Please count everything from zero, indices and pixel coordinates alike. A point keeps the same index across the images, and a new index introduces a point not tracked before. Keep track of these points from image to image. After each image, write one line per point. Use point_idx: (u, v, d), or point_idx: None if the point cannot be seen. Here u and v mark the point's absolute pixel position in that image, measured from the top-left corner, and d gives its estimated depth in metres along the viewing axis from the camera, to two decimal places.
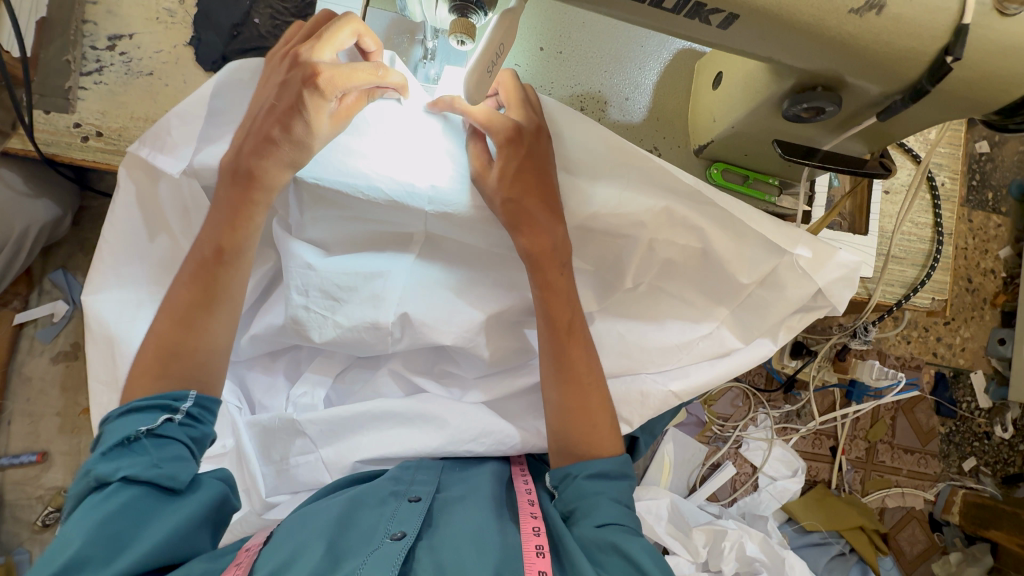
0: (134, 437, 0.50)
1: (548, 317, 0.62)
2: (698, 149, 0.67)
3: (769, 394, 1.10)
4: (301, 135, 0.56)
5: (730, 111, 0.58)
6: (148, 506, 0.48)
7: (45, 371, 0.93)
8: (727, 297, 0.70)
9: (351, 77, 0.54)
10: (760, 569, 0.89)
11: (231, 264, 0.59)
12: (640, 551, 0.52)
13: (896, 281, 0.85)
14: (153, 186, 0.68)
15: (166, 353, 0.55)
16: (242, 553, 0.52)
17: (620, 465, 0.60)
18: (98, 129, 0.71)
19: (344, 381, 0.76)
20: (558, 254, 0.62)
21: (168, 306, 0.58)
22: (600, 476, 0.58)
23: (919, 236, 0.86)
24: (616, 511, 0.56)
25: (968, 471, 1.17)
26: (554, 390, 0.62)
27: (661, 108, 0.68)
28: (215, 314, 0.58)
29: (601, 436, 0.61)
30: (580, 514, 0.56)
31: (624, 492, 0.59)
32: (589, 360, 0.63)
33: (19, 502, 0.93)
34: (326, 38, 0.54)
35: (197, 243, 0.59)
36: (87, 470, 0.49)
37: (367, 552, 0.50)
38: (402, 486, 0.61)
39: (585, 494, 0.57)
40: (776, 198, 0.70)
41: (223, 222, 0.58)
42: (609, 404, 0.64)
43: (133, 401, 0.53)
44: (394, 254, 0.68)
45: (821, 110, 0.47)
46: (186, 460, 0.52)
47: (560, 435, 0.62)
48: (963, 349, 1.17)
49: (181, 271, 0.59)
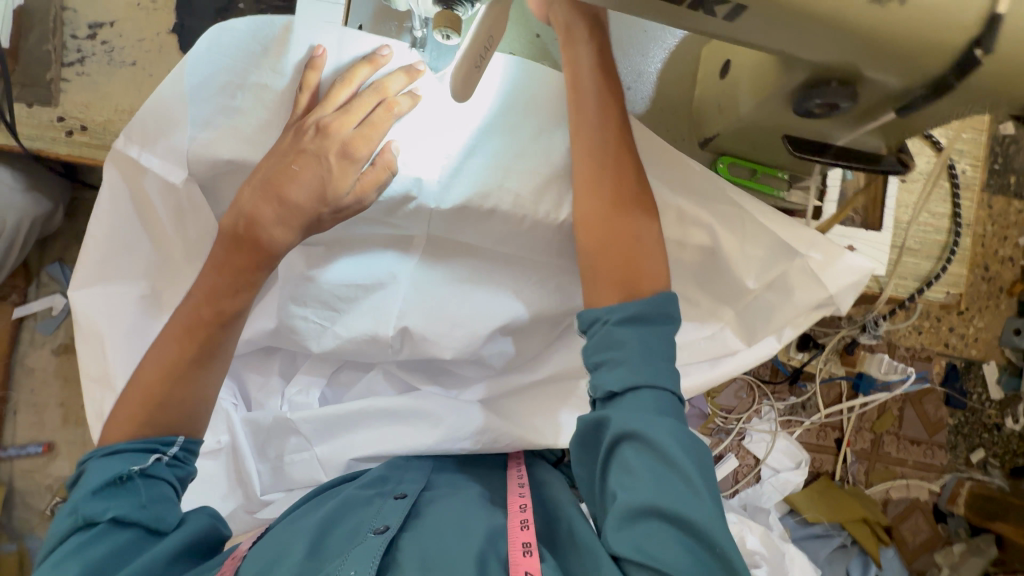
0: (125, 476, 0.52)
1: (595, 172, 0.57)
2: (703, 141, 0.64)
3: (774, 385, 1.08)
4: (317, 179, 0.57)
5: (738, 103, 0.54)
6: (135, 545, 0.51)
7: (47, 363, 0.94)
8: (731, 295, 0.67)
9: (372, 143, 0.58)
10: (759, 562, 0.91)
11: (229, 328, 0.60)
12: (664, 432, 0.43)
13: (909, 274, 0.82)
14: (139, 178, 0.66)
15: (154, 405, 0.56)
16: (230, 561, 0.53)
17: (659, 305, 0.49)
18: (82, 122, 0.69)
19: (339, 380, 0.76)
20: (607, 119, 0.57)
21: (160, 356, 0.58)
22: (634, 321, 0.48)
23: (936, 227, 0.83)
24: (651, 370, 0.46)
25: (976, 463, 1.15)
26: (597, 240, 0.56)
27: (665, 98, 0.66)
28: (210, 368, 0.60)
29: (649, 276, 0.52)
30: (609, 366, 0.47)
31: (663, 338, 0.49)
32: (642, 218, 0.55)
33: (29, 490, 0.95)
34: (353, 109, 0.58)
35: (193, 303, 0.59)
36: (74, 509, 0.51)
37: (349, 547, 0.50)
38: (387, 487, 0.61)
39: (615, 341, 0.48)
40: (785, 192, 0.66)
41: (224, 287, 0.59)
42: (665, 257, 0.54)
43: (118, 442, 0.56)
44: (396, 257, 0.67)
45: (835, 106, 0.44)
46: (172, 502, 0.55)
47: (598, 265, 0.55)
48: (976, 339, 1.14)
49: (172, 324, 0.60)
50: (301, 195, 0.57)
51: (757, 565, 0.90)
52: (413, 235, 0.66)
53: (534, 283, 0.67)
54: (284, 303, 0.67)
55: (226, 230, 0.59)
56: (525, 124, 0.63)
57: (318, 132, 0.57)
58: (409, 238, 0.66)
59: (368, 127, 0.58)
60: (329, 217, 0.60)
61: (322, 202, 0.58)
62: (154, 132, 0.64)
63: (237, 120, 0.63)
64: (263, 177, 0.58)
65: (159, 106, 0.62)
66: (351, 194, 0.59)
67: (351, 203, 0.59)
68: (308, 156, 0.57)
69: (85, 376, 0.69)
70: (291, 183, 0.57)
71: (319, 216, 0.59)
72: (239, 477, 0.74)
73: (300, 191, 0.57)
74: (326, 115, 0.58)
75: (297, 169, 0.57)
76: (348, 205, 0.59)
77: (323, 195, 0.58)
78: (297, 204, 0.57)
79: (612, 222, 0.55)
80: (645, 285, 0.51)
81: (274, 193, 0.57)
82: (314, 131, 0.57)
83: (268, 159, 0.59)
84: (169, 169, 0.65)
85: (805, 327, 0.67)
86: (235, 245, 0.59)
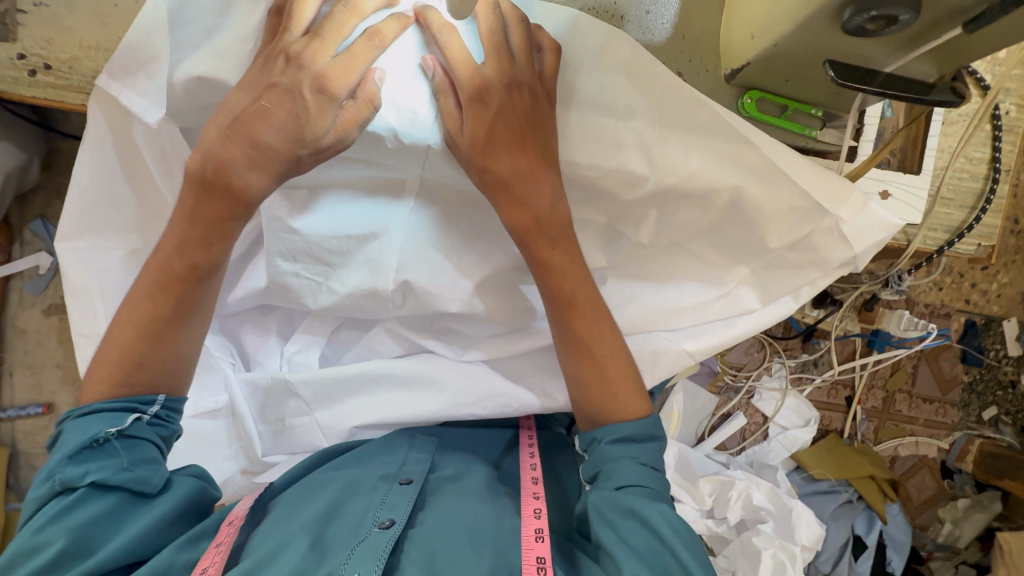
0: (102, 438, 0.51)
1: (546, 291, 0.58)
2: (728, 74, 0.59)
3: (786, 342, 1.05)
4: (292, 126, 0.51)
5: (773, 25, 0.48)
6: (120, 509, 0.50)
7: (40, 324, 0.93)
8: (750, 253, 0.63)
9: (351, 75, 0.51)
10: (765, 517, 0.92)
11: (204, 282, 0.56)
12: (660, 519, 0.49)
13: (940, 225, 0.77)
14: (126, 119, 0.62)
15: (132, 363, 0.54)
16: (225, 528, 0.54)
17: (648, 427, 0.57)
18: (45, 61, 0.63)
19: (339, 339, 0.73)
20: (546, 229, 0.56)
21: (131, 313, 0.55)
22: (625, 440, 0.56)
23: (973, 173, 0.77)
24: (644, 474, 0.53)
25: (987, 420, 1.13)
26: (571, 361, 0.59)
27: (689, 25, 0.60)
28: (188, 326, 0.56)
29: (620, 400, 0.58)
30: (605, 476, 0.54)
31: (652, 454, 0.56)
32: (605, 331, 0.58)
33: (32, 451, 0.96)
34: (326, 34, 0.50)
35: (165, 254, 0.55)
36: (52, 473, 0.50)
37: (352, 543, 0.50)
38: (393, 469, 0.60)
39: (609, 457, 0.55)
40: (818, 131, 0.60)
41: (194, 238, 0.54)
42: (635, 367, 0.60)
43: (96, 402, 0.54)
44: (386, 205, 0.61)
45: (892, 20, 0.39)
46: (158, 463, 0.53)
47: (583, 405, 0.59)
48: (999, 295, 1.08)
49: (143, 280, 0.56)
50: (273, 136, 0.51)
51: (763, 520, 0.91)
52: (403, 178, 0.60)
53: None
54: (273, 258, 0.63)
55: (192, 175, 0.53)
56: (466, 226, 0.62)
57: (289, 64, 0.51)
58: (399, 181, 0.60)
59: (349, 58, 0.51)
60: (310, 158, 0.53)
61: (300, 143, 0.52)
62: (132, 66, 0.58)
63: (217, 43, 0.56)
64: (231, 114, 0.52)
65: (133, 40, 0.56)
66: (331, 133, 0.52)
67: (332, 143, 0.53)
68: (280, 92, 0.51)
69: (75, 334, 0.66)
70: (264, 123, 0.51)
71: (297, 158, 0.53)
72: (238, 438, 0.73)
73: (272, 133, 0.51)
74: (294, 40, 0.51)
75: (269, 107, 0.51)
76: (328, 146, 0.53)
77: (300, 135, 0.52)
78: (270, 145, 0.51)
79: (578, 341, 0.58)
80: (620, 406, 0.58)
81: (244, 134, 0.51)
82: (285, 63, 0.51)
83: (234, 93, 0.52)
84: (145, 108, 0.59)
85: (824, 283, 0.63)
86: (206, 193, 0.53)
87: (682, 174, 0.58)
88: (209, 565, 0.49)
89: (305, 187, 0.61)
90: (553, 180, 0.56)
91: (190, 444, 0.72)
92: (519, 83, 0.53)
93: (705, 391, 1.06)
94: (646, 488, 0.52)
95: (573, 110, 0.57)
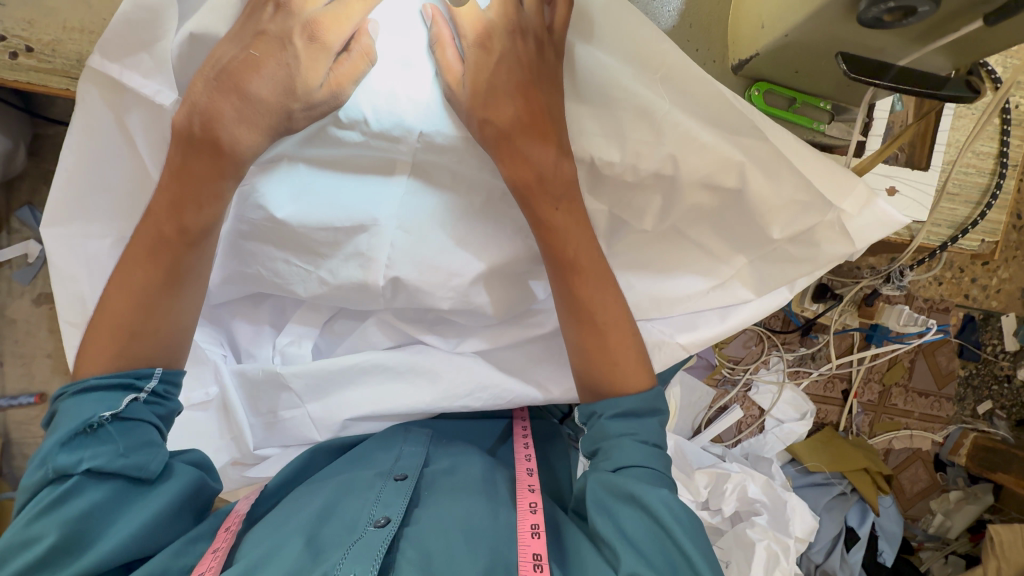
0: (96, 423, 0.49)
1: (547, 253, 0.57)
2: (737, 64, 0.56)
3: (785, 336, 1.04)
4: (284, 78, 0.50)
5: (784, 15, 0.46)
6: (118, 496, 0.50)
7: (31, 313, 0.91)
8: (751, 244, 0.62)
9: (345, 23, 0.50)
10: (759, 509, 0.93)
11: (196, 244, 0.55)
12: (659, 504, 0.49)
13: (944, 220, 0.76)
14: (117, 101, 0.60)
15: (127, 333, 0.53)
16: (221, 533, 0.54)
17: (648, 400, 0.56)
18: (27, 43, 0.61)
19: (332, 330, 0.72)
20: (549, 188, 0.55)
21: (121, 284, 0.54)
22: (627, 416, 0.55)
23: (979, 168, 0.76)
24: (644, 454, 0.53)
25: (981, 415, 1.13)
26: (571, 326, 0.58)
27: (696, 11, 0.59)
28: (180, 293, 0.55)
29: (620, 369, 0.57)
30: (604, 454, 0.54)
31: (654, 431, 0.55)
32: (608, 299, 0.57)
33: (28, 439, 0.96)
34: None
35: (155, 217, 0.54)
36: (44, 460, 0.48)
37: (349, 542, 0.49)
38: (388, 465, 0.60)
39: (608, 436, 0.54)
40: (826, 125, 0.59)
41: (173, 198, 0.53)
42: (638, 337, 0.59)
43: (90, 376, 0.52)
44: (375, 185, 0.58)
45: (911, 11, 0.37)
46: (156, 447, 0.52)
47: (582, 373, 0.58)
48: (998, 291, 1.06)
49: (134, 244, 0.54)
50: (263, 88, 0.50)
51: (757, 512, 0.92)
52: (395, 158, 0.57)
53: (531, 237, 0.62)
54: (266, 249, 0.62)
55: (179, 132, 0.52)
56: (465, 203, 0.60)
57: (278, 10, 0.50)
58: (391, 161, 0.57)
59: (343, 6, 0.50)
60: (301, 114, 0.52)
61: (290, 96, 0.51)
62: (133, 44, 0.56)
63: (205, 16, 0.53)
64: (218, 65, 0.51)
65: (129, 14, 0.55)
66: (324, 87, 0.51)
67: (324, 100, 0.51)
68: (269, 39, 0.50)
69: (63, 323, 0.65)
70: (254, 73, 0.50)
71: (289, 112, 0.52)
72: (231, 429, 0.72)
73: (263, 84, 0.50)
74: None
75: (258, 56, 0.50)
76: (320, 101, 0.51)
77: (292, 88, 0.51)
78: (260, 97, 0.50)
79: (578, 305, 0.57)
80: (620, 376, 0.56)
81: (233, 84, 0.50)
82: (274, 10, 0.50)
83: (223, 45, 0.51)
84: (156, 90, 0.57)
85: (821, 273, 0.62)
86: (193, 147, 0.52)
87: (685, 163, 0.57)
88: (205, 569, 0.49)
89: (287, 164, 0.58)
90: (558, 133, 0.55)
91: (182, 435, 0.71)
92: (524, 29, 0.52)
93: (703, 385, 1.06)
94: (646, 471, 0.52)
95: (575, 86, 0.56)
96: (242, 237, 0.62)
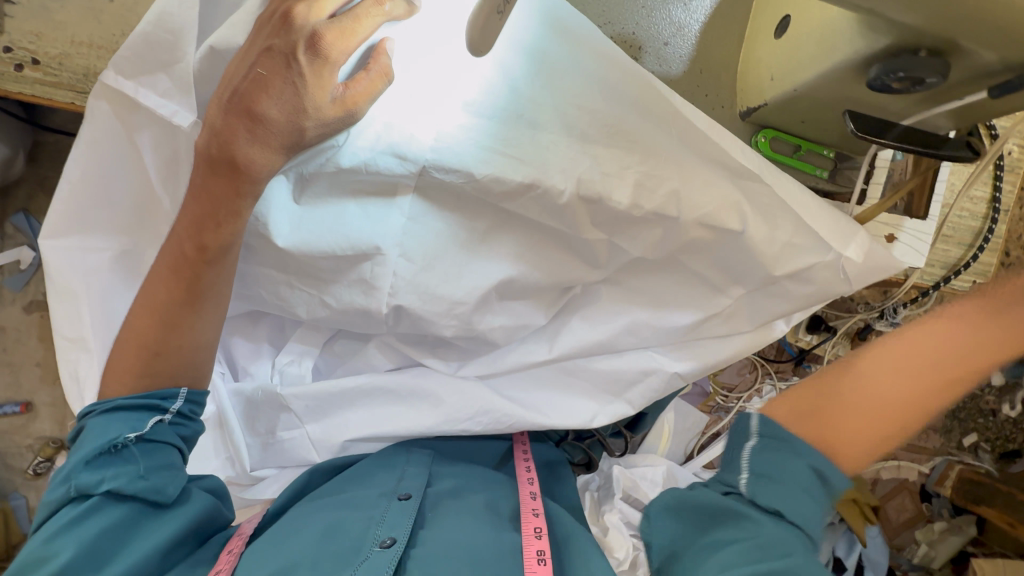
0: (121, 443, 0.49)
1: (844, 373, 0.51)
2: (745, 111, 0.59)
3: (778, 365, 1.04)
4: (292, 100, 0.49)
5: (796, 70, 0.48)
6: (132, 519, 0.48)
7: (20, 321, 0.90)
8: (754, 282, 0.62)
9: (351, 39, 0.48)
10: None
11: (214, 262, 0.54)
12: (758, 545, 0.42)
13: (937, 261, 0.80)
14: (128, 118, 0.59)
15: (150, 352, 0.53)
16: (224, 555, 0.52)
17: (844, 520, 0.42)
18: (33, 56, 0.60)
19: (332, 351, 0.71)
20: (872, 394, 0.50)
21: (148, 299, 0.54)
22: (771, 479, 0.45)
23: (973, 212, 0.80)
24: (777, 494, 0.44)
25: (966, 446, 1.12)
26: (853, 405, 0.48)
27: (707, 57, 0.61)
28: (201, 311, 0.54)
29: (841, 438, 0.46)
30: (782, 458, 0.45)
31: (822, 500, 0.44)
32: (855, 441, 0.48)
33: (11, 450, 0.94)
34: None
35: (177, 236, 0.53)
36: (68, 478, 0.48)
37: (355, 563, 0.49)
38: (391, 486, 0.59)
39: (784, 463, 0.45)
40: (829, 172, 0.62)
41: (200, 217, 0.52)
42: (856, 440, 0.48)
43: (119, 396, 0.52)
44: (383, 207, 0.58)
45: (920, 82, 0.38)
46: (175, 469, 0.51)
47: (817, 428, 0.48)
48: None
49: (159, 262, 0.54)
50: (272, 108, 0.49)
51: None
52: (397, 182, 0.57)
53: (533, 264, 0.61)
54: (270, 272, 0.61)
55: (201, 156, 0.52)
56: (466, 228, 0.60)
57: (284, 24, 0.49)
58: (393, 184, 0.57)
59: (351, 20, 0.48)
60: (314, 131, 0.51)
61: (300, 114, 0.49)
62: (149, 64, 0.56)
63: (220, 38, 0.53)
64: (232, 86, 0.50)
65: (149, 34, 0.54)
66: (333, 105, 0.50)
67: (336, 116, 0.51)
68: (276, 56, 0.49)
69: (57, 337, 0.64)
70: (263, 93, 0.49)
71: (300, 131, 0.50)
72: (227, 448, 0.71)
73: (273, 106, 0.49)
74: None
75: (265, 75, 0.49)
76: (332, 120, 0.51)
77: (300, 108, 0.49)
78: (270, 117, 0.49)
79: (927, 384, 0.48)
80: (850, 444, 0.46)
81: (244, 106, 0.49)
82: (280, 25, 0.49)
83: (233, 67, 0.51)
84: (170, 110, 0.57)
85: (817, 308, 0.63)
86: (213, 169, 0.51)
87: (689, 203, 0.58)
88: None
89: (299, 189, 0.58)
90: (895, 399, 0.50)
91: None
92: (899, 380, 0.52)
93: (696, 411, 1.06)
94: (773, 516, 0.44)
95: (586, 121, 0.57)
96: (244, 258, 0.61)
